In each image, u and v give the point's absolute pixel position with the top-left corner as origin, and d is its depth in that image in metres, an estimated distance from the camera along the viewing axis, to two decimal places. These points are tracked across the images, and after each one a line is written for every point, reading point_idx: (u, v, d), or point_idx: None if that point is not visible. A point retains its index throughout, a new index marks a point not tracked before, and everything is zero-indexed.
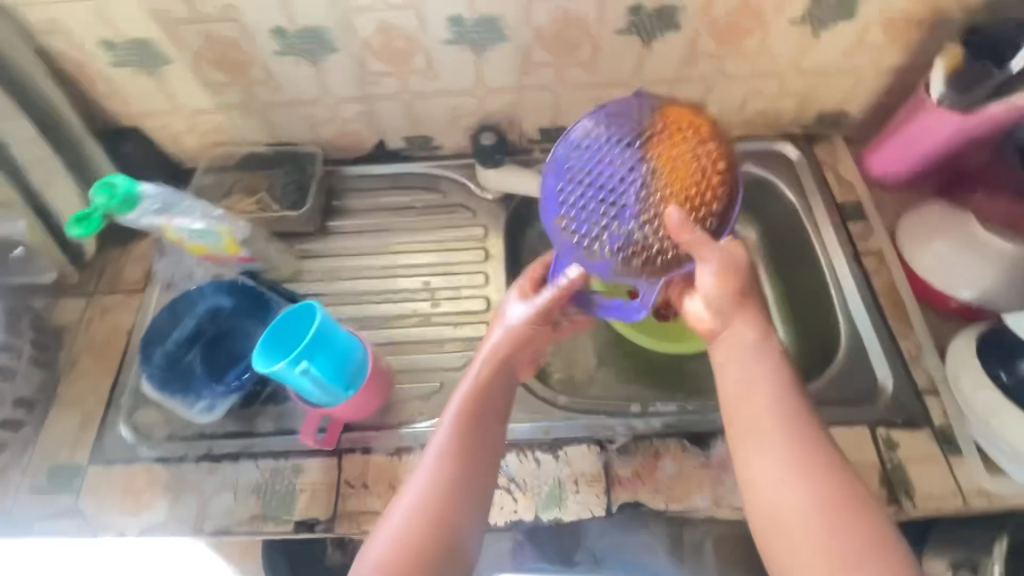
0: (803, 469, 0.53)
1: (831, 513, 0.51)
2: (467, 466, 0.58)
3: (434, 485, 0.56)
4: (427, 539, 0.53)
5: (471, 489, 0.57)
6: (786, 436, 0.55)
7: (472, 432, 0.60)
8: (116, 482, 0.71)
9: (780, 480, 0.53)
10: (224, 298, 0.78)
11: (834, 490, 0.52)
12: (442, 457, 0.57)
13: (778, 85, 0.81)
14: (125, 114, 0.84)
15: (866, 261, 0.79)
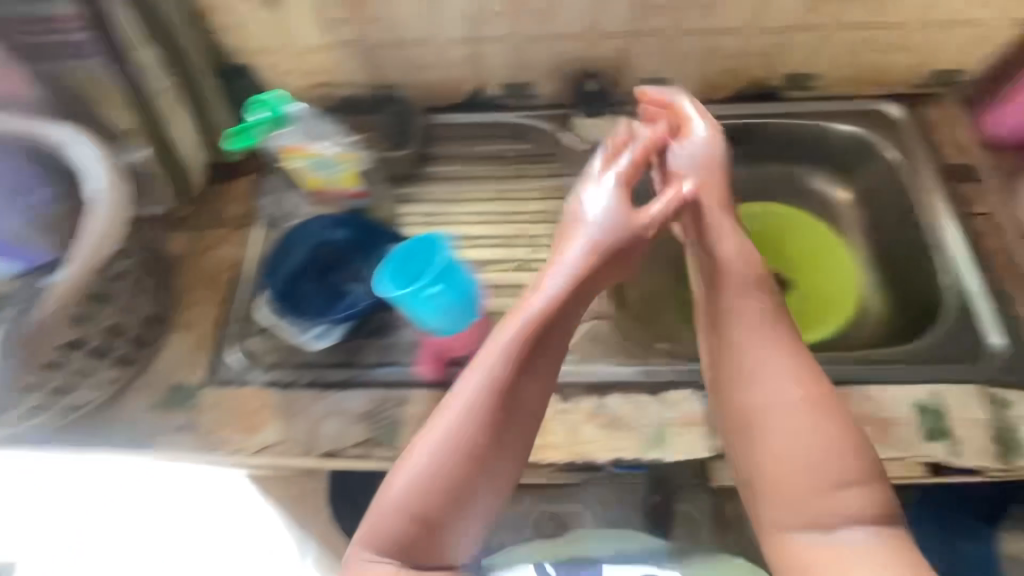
0: (823, 416, 0.55)
1: (835, 460, 0.54)
2: (518, 415, 0.56)
3: (467, 421, 0.55)
4: (451, 463, 0.54)
5: (494, 454, 0.55)
6: (780, 384, 0.56)
7: (532, 374, 0.57)
8: (230, 403, 0.74)
9: (768, 387, 0.56)
10: (339, 230, 0.74)
11: (787, 481, 0.54)
12: (479, 412, 0.55)
13: (895, 36, 0.78)
14: (238, 49, 0.82)
15: (977, 222, 0.77)
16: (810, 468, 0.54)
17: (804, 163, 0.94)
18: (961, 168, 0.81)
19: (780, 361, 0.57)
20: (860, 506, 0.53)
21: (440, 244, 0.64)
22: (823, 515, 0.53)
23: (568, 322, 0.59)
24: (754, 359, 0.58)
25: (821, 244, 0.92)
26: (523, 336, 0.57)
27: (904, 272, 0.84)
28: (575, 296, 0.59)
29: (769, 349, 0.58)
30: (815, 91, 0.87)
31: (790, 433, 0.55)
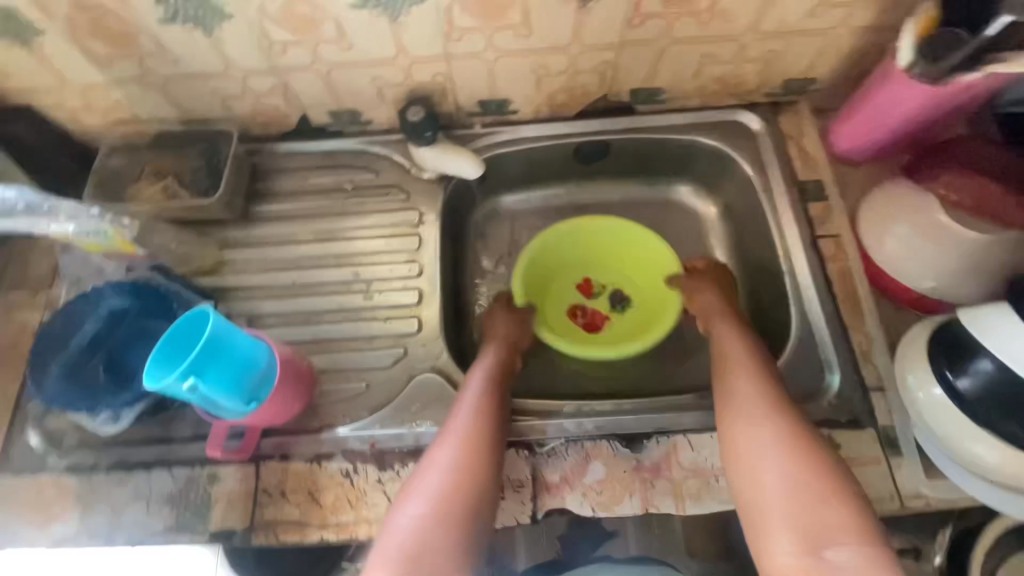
0: (816, 444, 0.54)
1: (819, 476, 0.51)
2: (477, 481, 0.57)
3: (450, 482, 0.56)
4: (436, 516, 0.52)
5: (471, 511, 0.54)
6: (742, 422, 0.58)
7: (481, 447, 0.59)
8: (22, 493, 0.66)
9: (753, 429, 0.57)
10: (124, 300, 0.68)
11: (841, 492, 0.50)
12: (453, 476, 0.56)
13: (734, 49, 0.72)
14: (7, 89, 0.72)
15: (823, 246, 0.73)
16: (812, 492, 0.50)
17: (670, 177, 0.88)
18: (813, 186, 0.77)
19: (753, 405, 0.59)
20: (847, 524, 0.48)
21: (210, 317, 0.58)
22: (835, 529, 0.47)
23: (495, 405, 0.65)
24: (742, 410, 0.59)
25: (639, 249, 0.86)
26: (481, 412, 0.63)
27: (760, 297, 0.79)
28: (500, 383, 0.68)
29: (761, 389, 0.60)
30: (666, 104, 0.81)
31: (797, 464, 0.52)
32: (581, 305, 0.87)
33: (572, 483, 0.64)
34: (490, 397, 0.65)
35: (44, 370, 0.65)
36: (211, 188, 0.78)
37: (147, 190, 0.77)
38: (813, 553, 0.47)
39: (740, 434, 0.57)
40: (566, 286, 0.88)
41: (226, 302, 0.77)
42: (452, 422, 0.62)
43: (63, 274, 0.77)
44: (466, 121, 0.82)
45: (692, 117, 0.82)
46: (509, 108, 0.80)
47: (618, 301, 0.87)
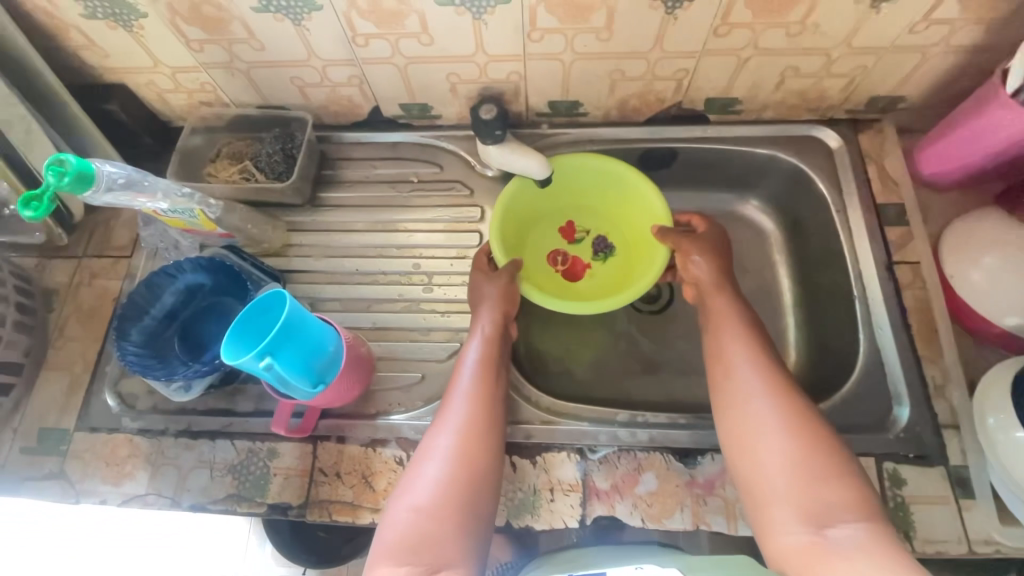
0: (812, 443, 0.55)
1: (818, 463, 0.54)
2: (478, 461, 0.59)
3: (448, 469, 0.58)
4: (448, 489, 0.57)
5: (477, 487, 0.58)
6: (741, 418, 0.59)
7: (480, 430, 0.61)
8: (99, 450, 0.70)
9: (749, 426, 0.58)
10: (202, 276, 0.71)
11: (835, 487, 0.53)
12: (451, 456, 0.59)
13: (821, 62, 0.69)
14: (104, 67, 0.75)
15: (899, 272, 0.71)
16: (813, 482, 0.53)
17: (737, 189, 0.86)
18: (892, 210, 0.74)
19: (756, 403, 0.59)
20: (850, 502, 0.52)
21: (285, 300, 0.59)
22: (836, 509, 0.52)
23: (491, 383, 0.66)
24: (743, 402, 0.59)
25: (618, 199, 0.83)
26: (475, 399, 0.64)
27: (824, 320, 0.77)
28: (491, 353, 0.68)
29: (756, 389, 0.60)
30: (740, 115, 0.79)
31: (792, 467, 0.54)
32: (562, 250, 0.85)
33: (621, 492, 0.64)
34: (484, 380, 0.66)
35: (125, 338, 0.68)
36: (285, 173, 0.80)
37: (224, 171, 0.79)
38: (815, 532, 0.51)
39: (747, 424, 0.58)
40: (544, 231, 0.85)
41: (290, 284, 0.79)
42: (448, 412, 0.63)
43: (143, 245, 0.80)
44: (533, 121, 0.82)
45: (767, 129, 0.79)
46: (580, 110, 0.80)
47: (603, 247, 0.85)
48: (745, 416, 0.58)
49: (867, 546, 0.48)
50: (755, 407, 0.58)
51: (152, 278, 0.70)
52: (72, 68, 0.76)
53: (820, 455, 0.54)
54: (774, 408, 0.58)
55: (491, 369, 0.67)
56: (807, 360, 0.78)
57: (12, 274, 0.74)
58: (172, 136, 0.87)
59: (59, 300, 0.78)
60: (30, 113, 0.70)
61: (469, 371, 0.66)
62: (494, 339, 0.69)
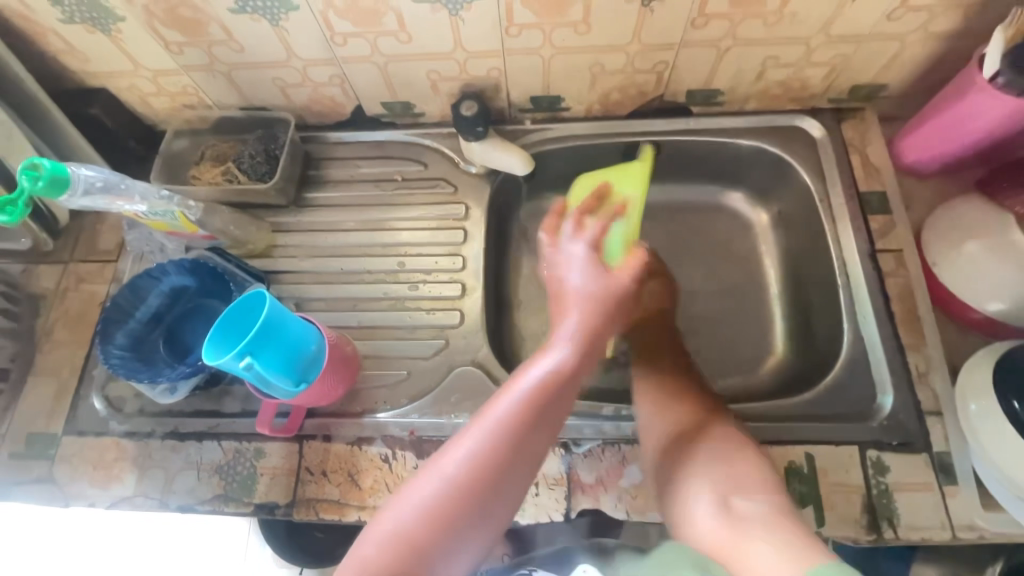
0: (714, 419, 0.58)
1: (733, 444, 0.55)
2: (489, 500, 0.48)
3: (453, 497, 0.47)
4: (449, 525, 0.46)
5: (477, 526, 0.47)
6: (658, 405, 0.61)
7: (509, 468, 0.48)
8: (87, 453, 0.71)
9: (660, 410, 0.60)
10: (187, 278, 0.71)
11: (748, 459, 0.54)
12: (461, 487, 0.47)
13: (800, 52, 0.69)
14: (84, 72, 0.76)
15: (882, 261, 0.71)
16: (727, 462, 0.53)
17: (723, 182, 0.86)
18: (874, 198, 0.73)
19: (671, 390, 0.62)
20: (761, 482, 0.51)
21: (265, 300, 0.60)
22: (749, 484, 0.51)
23: (546, 408, 0.50)
24: (657, 393, 0.62)
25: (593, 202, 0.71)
26: (523, 427, 0.49)
27: (810, 310, 0.77)
28: (567, 378, 0.52)
29: (677, 380, 0.63)
30: (723, 106, 0.79)
31: (705, 446, 0.55)
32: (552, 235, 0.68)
33: (606, 485, 0.64)
34: (539, 401, 0.50)
35: (109, 341, 0.68)
36: (268, 173, 0.80)
37: (206, 173, 0.79)
38: (724, 505, 0.50)
39: (657, 410, 0.60)
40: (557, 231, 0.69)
41: (277, 285, 0.79)
42: (475, 429, 0.50)
43: (128, 249, 0.81)
44: (516, 117, 0.81)
45: (750, 120, 0.79)
46: (561, 105, 0.79)
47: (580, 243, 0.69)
48: (665, 407, 0.60)
49: (772, 520, 0.47)
50: (666, 396, 0.61)
51: (136, 282, 0.70)
52: (53, 74, 0.76)
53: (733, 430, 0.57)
54: (686, 399, 0.61)
55: (558, 395, 0.51)
56: (794, 351, 0.78)
57: None
58: (156, 140, 0.87)
59: (46, 306, 0.78)
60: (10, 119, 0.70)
61: (522, 391, 0.51)
62: (569, 362, 0.52)
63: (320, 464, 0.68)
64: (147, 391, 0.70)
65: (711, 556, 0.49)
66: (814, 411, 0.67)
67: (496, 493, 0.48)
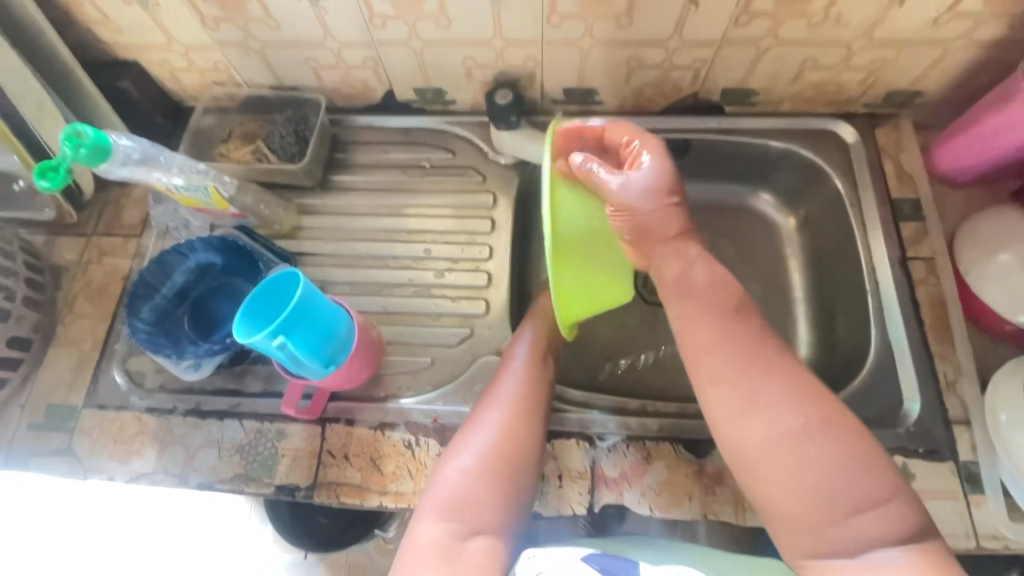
0: (830, 446, 0.51)
1: (849, 473, 0.50)
2: (527, 443, 0.59)
3: (497, 440, 0.58)
4: (499, 465, 0.57)
5: (524, 465, 0.58)
6: (759, 433, 0.53)
7: (530, 411, 0.61)
8: (107, 427, 0.70)
9: (757, 447, 0.52)
10: (214, 255, 0.71)
11: (866, 498, 0.49)
12: (502, 432, 0.59)
13: (840, 54, 0.69)
14: (117, 43, 0.75)
15: (913, 268, 0.70)
16: (847, 495, 0.50)
17: (750, 183, 0.86)
18: (907, 205, 0.73)
19: (769, 413, 0.53)
20: (891, 523, 0.49)
21: (299, 281, 0.59)
22: (871, 525, 0.49)
23: (539, 365, 0.65)
24: (746, 409, 0.54)
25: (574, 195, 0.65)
26: (527, 381, 0.63)
27: (835, 315, 0.77)
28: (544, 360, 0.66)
29: (767, 389, 0.54)
30: (757, 106, 0.78)
31: (820, 491, 0.50)
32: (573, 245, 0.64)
33: (630, 480, 0.64)
34: (536, 364, 0.65)
35: (136, 315, 0.67)
36: (298, 154, 0.80)
37: (236, 151, 0.79)
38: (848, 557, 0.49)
39: (767, 450, 0.52)
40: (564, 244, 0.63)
41: (301, 267, 0.79)
42: (499, 392, 0.63)
43: (152, 224, 0.80)
44: (548, 108, 0.81)
45: (784, 122, 0.79)
46: (594, 99, 0.79)
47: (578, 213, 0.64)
48: (766, 436, 0.52)
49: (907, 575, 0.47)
50: (765, 418, 0.53)
51: (164, 257, 0.69)
52: (85, 44, 0.76)
53: (846, 455, 0.51)
54: (793, 424, 0.52)
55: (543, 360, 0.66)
56: (817, 355, 0.78)
57: (21, 250, 0.74)
58: (183, 116, 0.86)
59: (69, 278, 0.78)
60: (42, 88, 0.70)
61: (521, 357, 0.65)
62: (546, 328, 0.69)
63: (341, 447, 0.67)
64: (171, 367, 0.70)
65: None
66: None
67: (529, 445, 0.59)
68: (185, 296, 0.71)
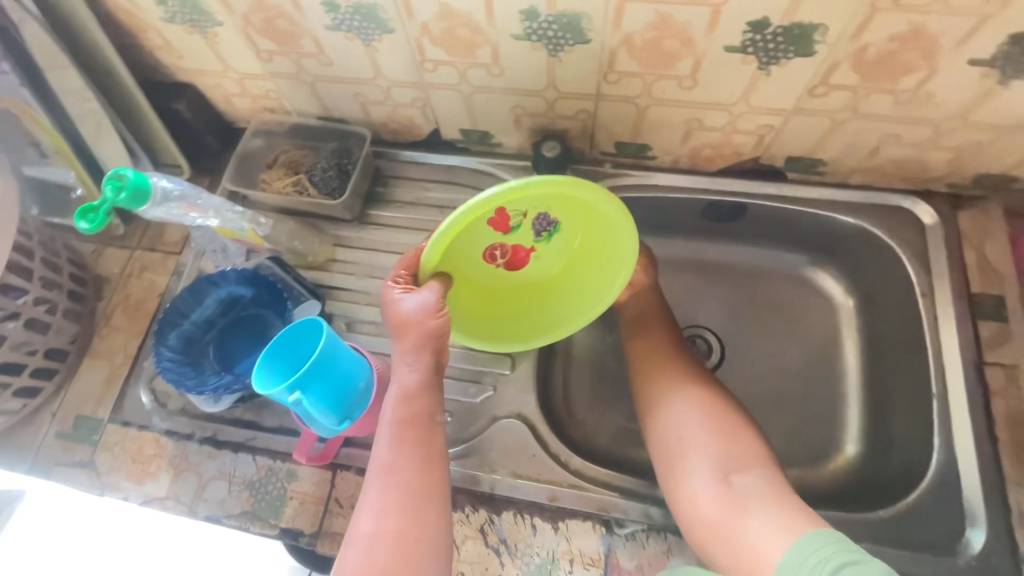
0: (716, 405, 0.62)
1: (729, 419, 0.61)
2: (407, 563, 0.51)
3: (366, 567, 0.51)
4: None
5: (427, 552, 0.52)
6: (662, 382, 0.65)
7: (406, 521, 0.53)
8: (128, 445, 0.71)
9: (664, 394, 0.64)
10: (244, 288, 0.71)
11: (742, 436, 0.59)
12: (374, 554, 0.51)
13: (926, 133, 0.62)
14: (176, 67, 0.76)
15: (989, 375, 0.63)
16: (725, 436, 0.59)
17: (809, 253, 0.79)
18: (987, 302, 0.66)
19: (663, 389, 0.64)
20: (757, 455, 0.58)
21: (322, 331, 0.58)
22: (746, 460, 0.58)
23: (418, 415, 0.57)
24: (653, 364, 0.67)
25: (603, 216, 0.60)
26: (398, 475, 0.55)
27: (893, 411, 0.70)
28: (416, 435, 0.56)
29: (660, 348, 0.68)
30: (824, 176, 0.72)
31: (704, 435, 0.59)
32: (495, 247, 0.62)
33: (646, 575, 0.60)
34: (408, 448, 0.56)
35: (163, 342, 0.68)
36: (338, 189, 0.79)
37: (278, 181, 0.79)
38: (725, 482, 0.56)
39: (664, 410, 0.63)
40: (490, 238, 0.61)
41: (329, 301, 0.78)
42: (369, 490, 0.55)
43: (192, 244, 0.81)
44: (596, 159, 0.77)
45: (852, 195, 0.72)
46: (647, 153, 0.74)
47: (538, 228, 0.62)
48: (666, 385, 0.65)
49: (767, 491, 0.55)
50: (664, 367, 0.66)
51: (197, 285, 0.69)
52: (147, 67, 0.77)
53: (724, 398, 0.63)
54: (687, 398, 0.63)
55: (419, 431, 0.57)
56: (868, 452, 0.71)
57: (68, 261, 0.76)
58: (233, 136, 0.87)
59: (109, 290, 0.80)
60: (102, 108, 0.72)
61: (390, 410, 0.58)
62: (416, 392, 0.58)
63: (351, 497, 0.66)
64: (191, 395, 0.70)
65: (710, 532, 0.55)
66: (891, 534, 0.59)
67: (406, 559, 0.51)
68: (212, 324, 0.71)
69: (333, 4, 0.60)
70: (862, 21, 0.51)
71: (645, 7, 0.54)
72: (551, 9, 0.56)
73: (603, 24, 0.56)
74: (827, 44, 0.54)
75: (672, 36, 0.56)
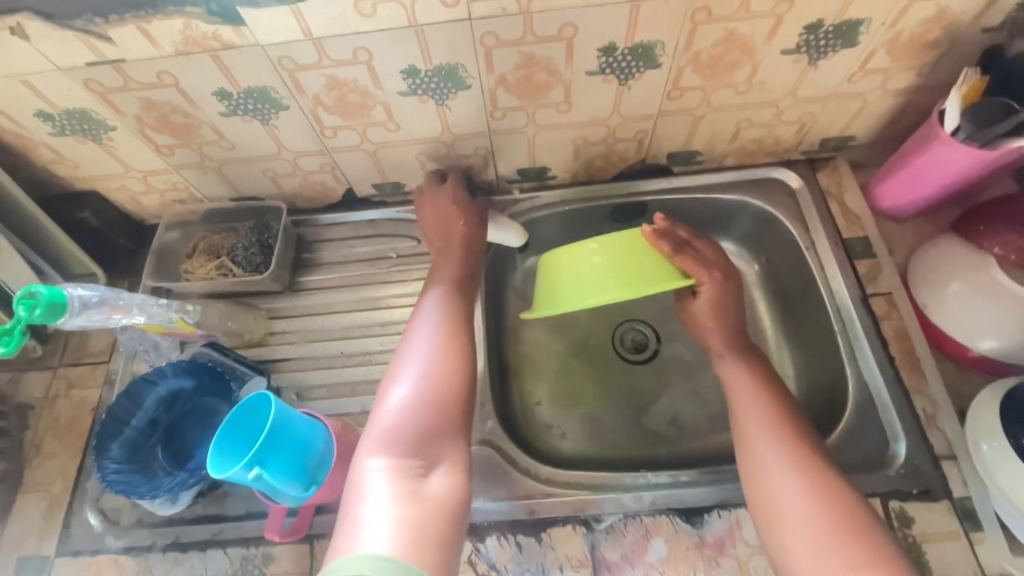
0: (852, 526, 0.51)
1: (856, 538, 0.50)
2: (460, 366, 0.61)
3: (429, 371, 0.59)
4: (435, 397, 0.57)
5: (461, 394, 0.59)
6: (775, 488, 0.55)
7: (456, 338, 0.64)
8: (83, 574, 0.67)
9: (777, 497, 0.54)
10: (183, 379, 0.70)
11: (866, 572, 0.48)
12: (432, 363, 0.60)
13: (770, 114, 0.73)
14: (74, 178, 0.76)
15: (875, 304, 0.72)
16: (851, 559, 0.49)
17: (710, 233, 0.87)
18: (858, 243, 0.76)
19: (772, 468, 0.56)
20: None
21: (272, 403, 0.59)
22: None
23: (458, 303, 0.68)
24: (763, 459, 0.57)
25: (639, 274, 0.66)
26: (446, 313, 0.66)
27: (811, 355, 0.77)
28: (459, 291, 0.70)
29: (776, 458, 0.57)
30: (703, 164, 0.82)
31: (811, 536, 0.51)
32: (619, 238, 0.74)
33: (632, 562, 0.62)
34: (451, 299, 0.69)
35: (104, 454, 0.65)
36: (263, 263, 0.80)
37: (201, 268, 0.79)
38: None
39: (780, 515, 0.53)
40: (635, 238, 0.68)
41: (275, 374, 0.78)
42: (420, 326, 0.65)
43: (121, 348, 0.79)
44: (505, 187, 0.83)
45: (731, 176, 0.82)
46: (548, 175, 0.81)
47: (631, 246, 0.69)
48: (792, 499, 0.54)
49: None
50: (784, 482, 0.55)
51: (133, 388, 0.68)
52: (43, 183, 0.76)
53: (863, 525, 0.51)
54: (801, 484, 0.54)
55: (457, 290, 0.70)
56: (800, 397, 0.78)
57: None
58: (146, 233, 0.87)
59: (35, 416, 0.76)
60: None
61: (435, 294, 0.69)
62: (459, 264, 0.73)
63: None
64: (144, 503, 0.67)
65: None
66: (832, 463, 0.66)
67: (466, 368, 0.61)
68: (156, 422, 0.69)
69: (226, 93, 0.64)
70: (689, 33, 0.60)
71: (509, 51, 0.60)
72: (429, 65, 0.62)
73: (478, 70, 0.63)
74: (668, 56, 0.63)
75: (541, 70, 0.63)
